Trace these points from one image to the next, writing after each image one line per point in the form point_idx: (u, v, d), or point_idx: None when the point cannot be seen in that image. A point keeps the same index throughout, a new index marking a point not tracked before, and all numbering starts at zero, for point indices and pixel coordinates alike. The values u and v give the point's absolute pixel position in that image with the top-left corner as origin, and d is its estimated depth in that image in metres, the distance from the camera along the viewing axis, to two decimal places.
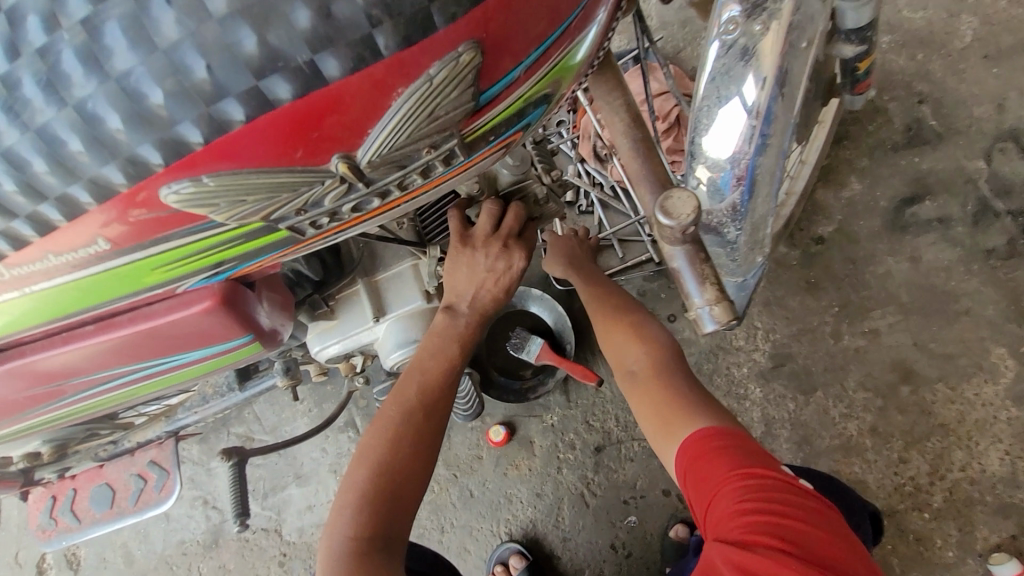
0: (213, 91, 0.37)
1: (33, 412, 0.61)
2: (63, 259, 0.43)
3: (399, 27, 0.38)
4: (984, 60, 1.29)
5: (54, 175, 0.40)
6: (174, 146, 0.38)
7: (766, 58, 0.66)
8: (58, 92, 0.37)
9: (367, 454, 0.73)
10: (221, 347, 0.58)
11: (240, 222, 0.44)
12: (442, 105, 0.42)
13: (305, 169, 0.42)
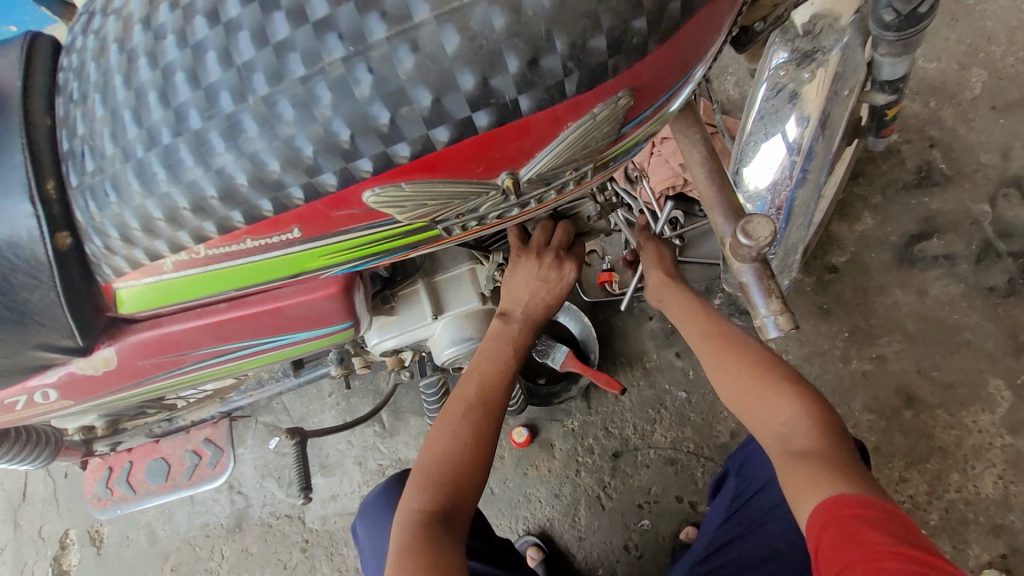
0: (404, 123, 0.39)
1: (135, 384, 0.62)
2: (217, 252, 0.46)
3: (584, 77, 0.40)
4: (992, 111, 1.39)
5: (222, 203, 0.42)
6: (349, 176, 0.41)
7: (808, 102, 0.76)
8: (239, 137, 0.40)
9: (432, 441, 0.80)
10: (328, 329, 0.61)
11: (412, 219, 0.46)
12: (596, 137, 0.44)
13: (463, 187, 0.44)
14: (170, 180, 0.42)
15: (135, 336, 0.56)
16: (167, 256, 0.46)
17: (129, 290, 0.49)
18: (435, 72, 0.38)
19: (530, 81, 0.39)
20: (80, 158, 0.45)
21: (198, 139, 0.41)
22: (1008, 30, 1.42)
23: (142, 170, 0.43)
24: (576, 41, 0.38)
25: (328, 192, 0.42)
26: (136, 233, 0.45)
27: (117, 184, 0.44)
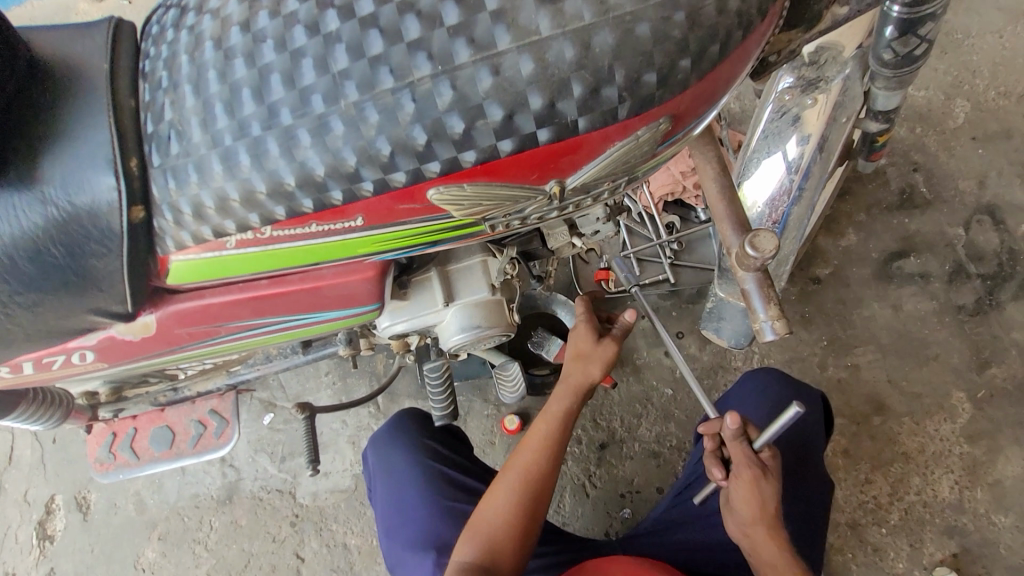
0: (476, 134, 0.43)
1: (166, 352, 0.65)
2: (281, 234, 0.49)
3: (635, 103, 0.44)
4: (972, 141, 1.47)
5: (297, 188, 0.46)
6: (417, 174, 0.45)
7: (810, 125, 0.81)
8: (326, 132, 0.44)
9: (483, 499, 0.90)
10: (355, 310, 0.65)
11: (464, 216, 0.50)
12: (636, 155, 0.49)
13: (514, 191, 0.48)
14: (252, 165, 0.46)
15: (177, 305, 0.59)
16: (231, 235, 0.49)
17: (186, 264, 0.52)
18: (508, 94, 0.42)
19: (590, 106, 0.43)
20: (165, 140, 0.48)
21: (285, 133, 0.45)
22: (992, 65, 1.51)
23: (227, 156, 0.46)
24: (634, 75, 0.43)
25: (393, 188, 0.46)
26: (209, 211, 0.48)
27: (200, 166, 0.47)
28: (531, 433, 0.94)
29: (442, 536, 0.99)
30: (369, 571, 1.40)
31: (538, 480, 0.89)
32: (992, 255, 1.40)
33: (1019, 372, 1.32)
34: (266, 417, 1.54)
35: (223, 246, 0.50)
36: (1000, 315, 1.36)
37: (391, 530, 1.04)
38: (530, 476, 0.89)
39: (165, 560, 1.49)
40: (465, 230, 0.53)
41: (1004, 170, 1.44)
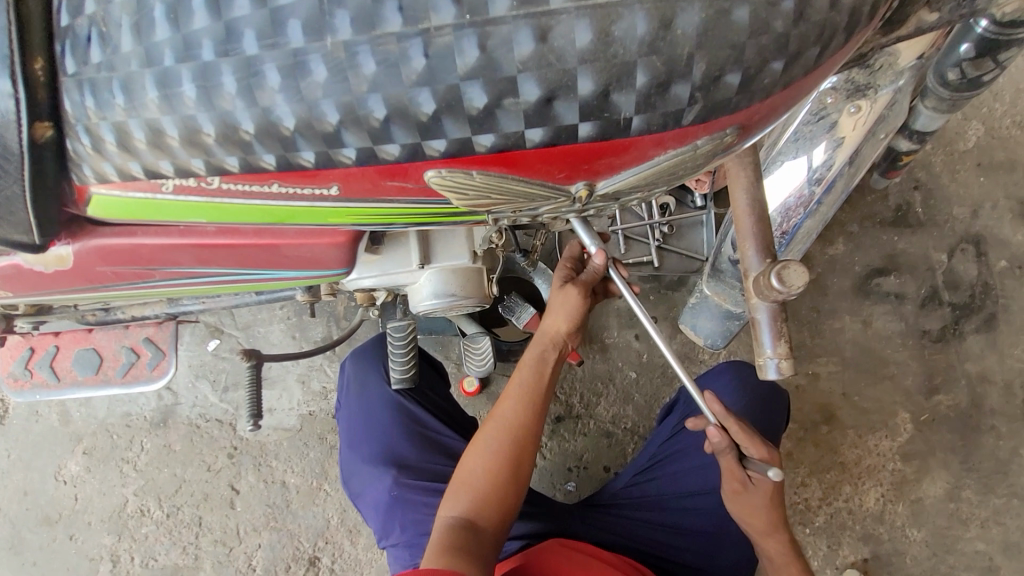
0: (502, 112, 0.35)
1: (87, 289, 0.56)
2: (235, 188, 0.40)
3: (705, 107, 0.36)
4: (976, 167, 1.44)
5: (256, 138, 0.36)
6: (416, 147, 0.36)
7: (844, 136, 0.73)
8: (301, 73, 0.34)
9: (465, 455, 0.86)
10: (318, 274, 0.56)
11: (469, 206, 0.41)
12: (685, 166, 0.41)
13: (533, 188, 0.40)
14: (198, 97, 0.35)
15: (100, 240, 0.50)
16: (168, 178, 0.39)
17: (111, 200, 0.42)
18: (554, 69, 0.33)
19: (650, 103, 0.35)
20: (84, 42, 0.37)
21: (246, 66, 0.34)
22: (1016, 90, 1.45)
23: (164, 79, 0.35)
24: (713, 73, 0.35)
25: (383, 161, 0.37)
26: (138, 146, 0.37)
27: (127, 86, 0.36)
28: (510, 385, 0.88)
29: (404, 457, 0.97)
30: (305, 512, 1.38)
31: (523, 435, 0.85)
32: (967, 286, 1.41)
33: (963, 402, 1.37)
34: (210, 342, 1.45)
35: (159, 189, 0.41)
36: (959, 345, 1.39)
37: (354, 441, 1.00)
38: (513, 431, 0.85)
39: (89, 475, 1.42)
40: (464, 216, 0.45)
41: (998, 203, 1.43)
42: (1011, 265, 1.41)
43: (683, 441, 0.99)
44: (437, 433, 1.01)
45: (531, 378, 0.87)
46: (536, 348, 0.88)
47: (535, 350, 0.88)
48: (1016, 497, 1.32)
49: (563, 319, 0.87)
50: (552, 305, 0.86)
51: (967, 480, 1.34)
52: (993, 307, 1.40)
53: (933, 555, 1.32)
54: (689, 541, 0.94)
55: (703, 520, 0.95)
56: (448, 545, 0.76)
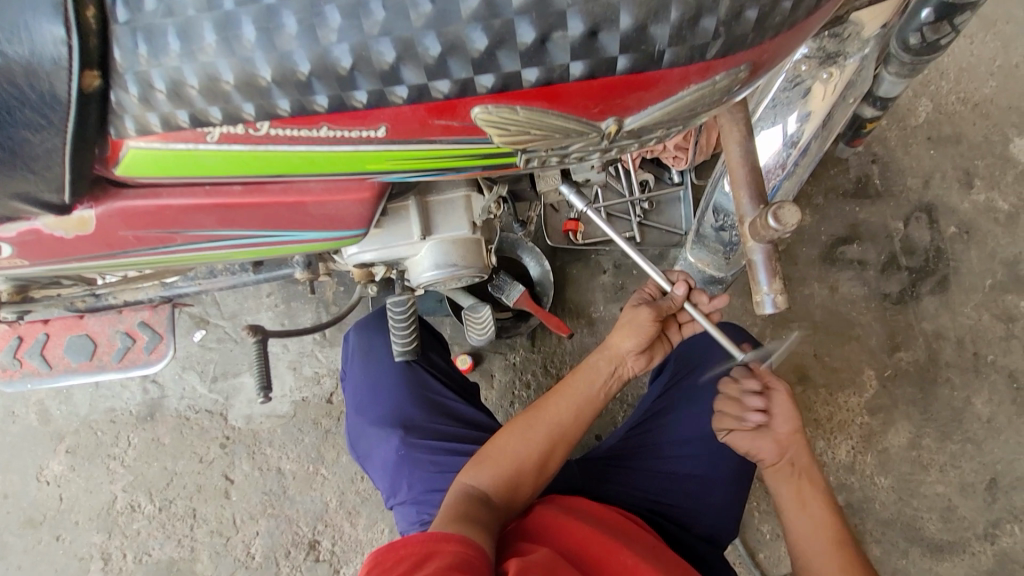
0: (546, 48, 0.38)
1: (105, 255, 0.56)
2: (285, 133, 0.42)
3: (725, 42, 0.40)
4: (927, 141, 1.56)
5: (313, 78, 0.38)
6: (463, 84, 0.39)
7: (815, 102, 0.79)
8: (361, 14, 0.37)
9: (500, 433, 0.89)
10: (337, 234, 0.57)
11: (505, 143, 0.44)
12: (700, 104, 0.45)
13: (567, 124, 0.43)
14: (260, 40, 0.37)
15: (124, 202, 0.50)
16: (215, 126, 0.41)
17: (147, 153, 0.43)
18: (597, 6, 0.37)
19: (681, 38, 0.39)
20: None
21: (310, 7, 0.37)
22: (958, 69, 1.57)
23: (225, 24, 0.37)
24: (736, 10, 0.39)
25: (432, 99, 0.40)
26: (193, 92, 0.39)
27: (186, 31, 0.38)
28: (563, 385, 0.91)
29: (411, 418, 1.01)
30: (303, 497, 1.38)
31: (561, 434, 0.88)
32: (921, 251, 1.52)
33: (922, 357, 1.48)
34: (196, 333, 1.43)
35: (202, 139, 0.42)
36: (916, 306, 1.50)
37: (362, 405, 1.04)
38: (551, 428, 0.87)
39: (74, 474, 1.39)
40: (496, 160, 0.47)
41: (946, 173, 1.54)
42: (959, 230, 1.52)
43: (677, 392, 1.05)
44: (440, 395, 1.05)
45: (586, 386, 0.90)
46: (597, 358, 0.91)
47: (595, 361, 0.91)
48: (970, 443, 1.44)
49: (632, 338, 0.90)
50: (623, 322, 0.91)
51: (927, 429, 1.45)
52: (944, 269, 1.51)
53: (899, 499, 1.43)
54: (682, 485, 0.99)
55: (696, 465, 1.00)
56: (458, 510, 0.79)
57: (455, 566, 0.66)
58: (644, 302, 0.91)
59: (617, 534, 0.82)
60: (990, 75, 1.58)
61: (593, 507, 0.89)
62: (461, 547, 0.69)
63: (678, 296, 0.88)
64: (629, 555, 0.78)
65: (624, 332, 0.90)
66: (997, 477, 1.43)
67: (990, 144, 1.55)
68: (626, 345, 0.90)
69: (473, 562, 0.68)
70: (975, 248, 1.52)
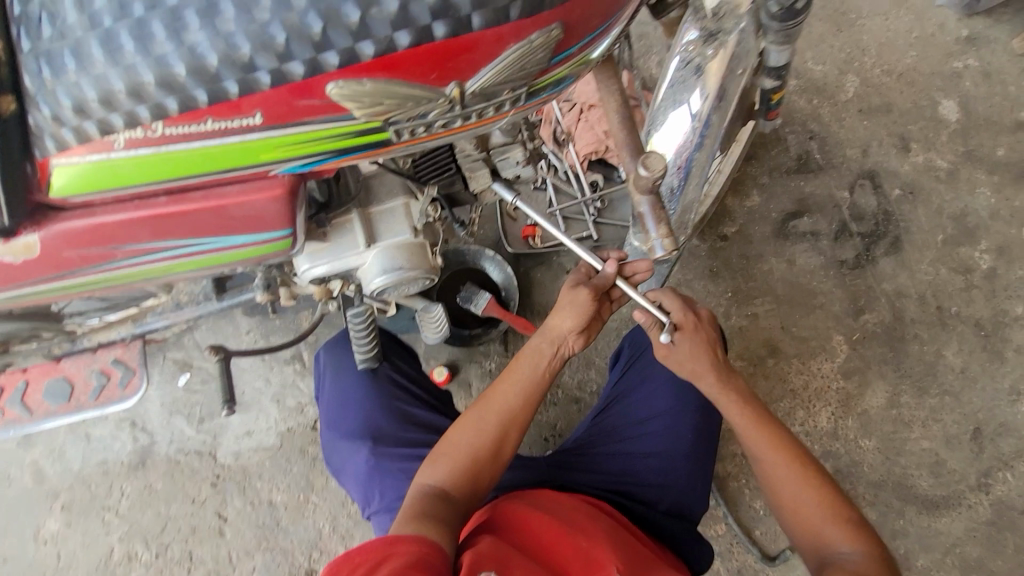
0: (359, 29, 0.43)
1: (59, 276, 0.62)
2: (176, 131, 0.48)
3: (524, 7, 0.45)
4: (859, 113, 1.63)
5: (187, 77, 0.45)
6: (312, 67, 0.45)
7: (710, 77, 0.87)
8: (213, 18, 0.43)
9: (454, 428, 0.91)
10: (265, 235, 0.62)
11: (368, 117, 0.49)
12: (531, 63, 0.49)
13: (413, 91, 0.47)
14: (139, 52, 0.45)
15: (61, 223, 0.56)
16: (119, 131, 0.48)
17: (68, 168, 0.51)
18: None
19: (481, 3, 0.44)
20: (37, 24, 0.48)
21: (172, 17, 0.44)
22: (878, 45, 1.67)
23: (108, 39, 0.45)
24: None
25: (291, 81, 0.45)
26: (92, 104, 0.47)
27: (79, 51, 0.46)
28: (508, 373, 0.95)
29: (379, 428, 1.04)
30: (296, 526, 1.39)
31: (511, 419, 0.91)
32: (870, 215, 1.57)
33: (887, 317, 1.51)
34: (181, 377, 1.47)
35: (111, 147, 0.49)
36: (874, 268, 1.54)
37: (332, 420, 1.06)
38: (500, 413, 0.91)
39: (70, 530, 1.40)
40: (370, 139, 0.52)
41: (883, 140, 1.61)
42: (903, 191, 1.58)
43: (632, 374, 1.09)
44: (407, 405, 1.08)
45: (531, 369, 0.94)
46: (535, 344, 0.96)
47: (538, 344, 0.95)
48: (947, 395, 1.46)
49: (566, 319, 0.95)
50: (562, 303, 0.95)
51: (903, 386, 1.47)
52: (895, 231, 1.56)
53: (886, 459, 1.44)
54: (645, 463, 1.00)
55: (656, 442, 1.01)
56: (418, 508, 0.81)
57: (413, 566, 0.68)
58: (581, 283, 0.96)
59: (576, 521, 0.83)
60: (908, 46, 1.67)
61: (556, 495, 0.90)
62: (417, 545, 0.71)
63: (608, 274, 0.93)
64: (585, 541, 0.78)
65: (562, 313, 0.95)
66: (981, 426, 1.44)
67: (920, 109, 1.63)
68: (564, 325, 0.95)
69: (430, 561, 0.70)
70: (921, 207, 1.57)
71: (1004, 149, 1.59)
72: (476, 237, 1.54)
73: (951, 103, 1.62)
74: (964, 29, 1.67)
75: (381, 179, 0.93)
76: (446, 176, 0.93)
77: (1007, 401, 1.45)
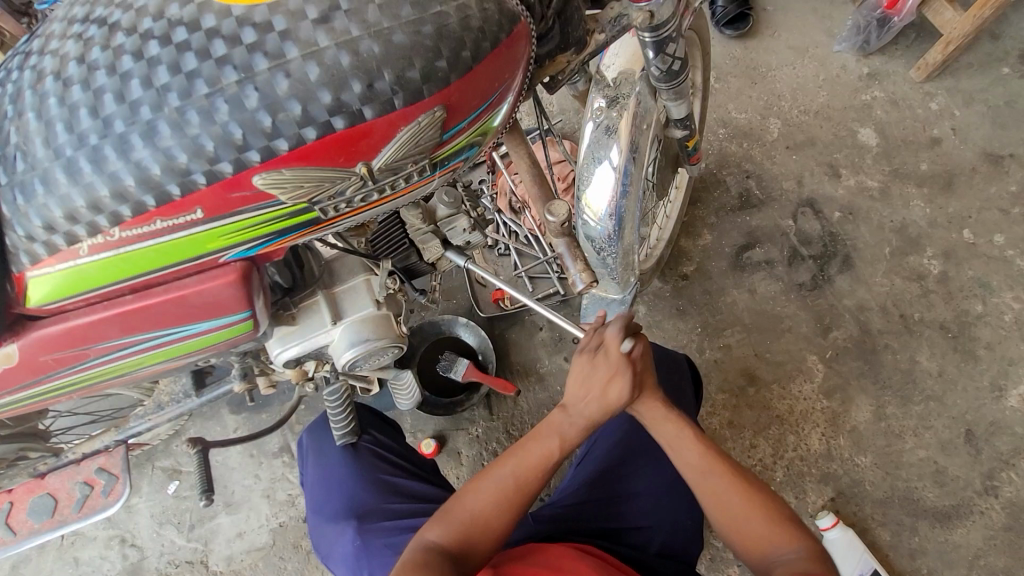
0: (271, 130, 0.52)
1: (39, 381, 0.68)
2: (129, 233, 0.56)
3: (407, 97, 0.55)
4: (787, 149, 1.78)
5: (136, 187, 0.53)
6: (238, 165, 0.53)
7: (623, 133, 0.97)
8: (152, 138, 0.52)
9: (466, 489, 0.87)
10: (225, 320, 0.68)
11: (294, 201, 0.57)
12: (424, 139, 0.58)
13: (326, 174, 0.56)
14: (96, 172, 0.53)
15: (38, 330, 0.62)
16: (83, 240, 0.56)
17: (43, 277, 0.58)
18: (301, 92, 0.52)
19: (369, 99, 0.53)
20: (12, 161, 0.56)
21: (121, 141, 0.53)
22: (792, 90, 1.85)
23: (70, 166, 0.54)
24: (400, 73, 0.53)
25: (221, 179, 0.54)
26: (59, 220, 0.55)
27: (48, 179, 0.55)
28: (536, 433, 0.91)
29: (364, 505, 1.03)
30: None
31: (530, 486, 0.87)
32: (817, 239, 1.66)
33: (855, 332, 1.55)
34: (170, 485, 1.47)
35: (78, 253, 0.57)
36: (832, 287, 1.60)
37: (318, 504, 1.06)
38: (520, 491, 0.86)
39: None
40: (300, 220, 0.60)
41: (814, 171, 1.74)
42: (844, 213, 1.68)
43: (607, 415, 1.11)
44: (391, 477, 1.09)
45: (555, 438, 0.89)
46: (563, 421, 0.89)
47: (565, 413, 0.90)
48: (931, 400, 1.47)
49: (591, 397, 0.88)
50: (598, 381, 0.88)
51: (886, 397, 1.48)
52: (844, 249, 1.64)
53: (887, 474, 1.42)
54: (631, 505, 1.01)
55: (639, 482, 1.03)
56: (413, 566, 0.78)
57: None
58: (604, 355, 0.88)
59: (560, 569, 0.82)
60: (819, 88, 1.85)
61: (541, 546, 0.89)
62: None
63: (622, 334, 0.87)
64: None
65: (588, 385, 0.88)
66: (972, 427, 1.44)
67: (841, 139, 1.77)
68: (599, 398, 0.88)
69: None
70: (863, 225, 1.67)
71: (926, 163, 1.71)
72: (450, 306, 1.60)
73: (868, 130, 1.78)
74: (865, 67, 1.85)
75: (342, 261, 1.00)
76: (399, 250, 1.03)
77: (991, 398, 1.46)
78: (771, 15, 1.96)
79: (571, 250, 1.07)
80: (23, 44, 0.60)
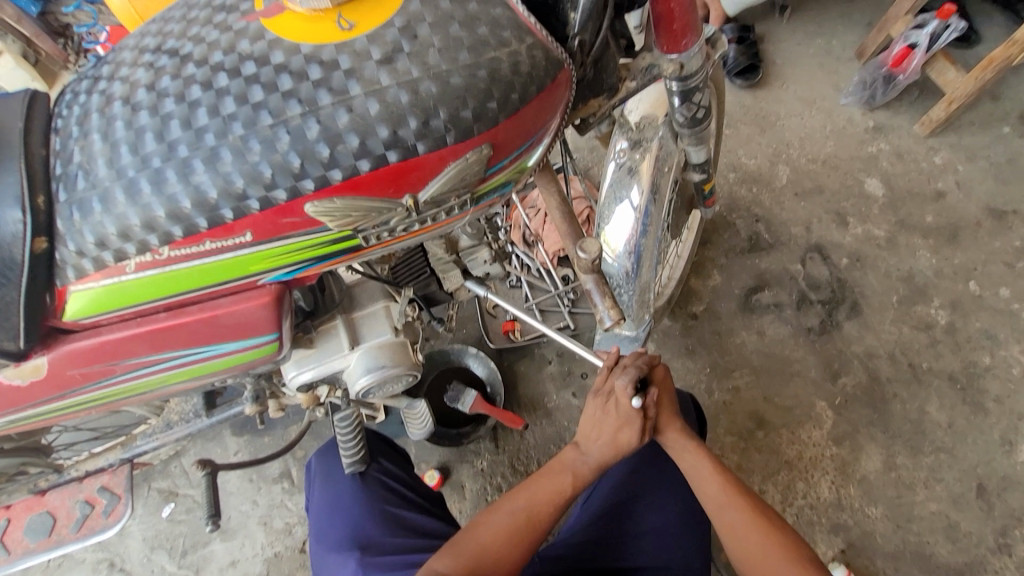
0: (328, 161, 0.54)
1: (62, 395, 0.67)
2: (178, 253, 0.57)
3: (458, 135, 0.57)
4: (795, 196, 1.82)
5: (192, 210, 0.55)
6: (293, 192, 0.55)
7: (644, 174, 1.00)
8: (213, 163, 0.54)
9: (479, 524, 0.86)
10: (252, 341, 0.68)
11: (340, 228, 0.59)
12: (469, 174, 0.60)
13: (375, 204, 0.58)
14: (154, 192, 0.55)
15: (69, 344, 0.63)
16: (131, 257, 0.57)
17: (86, 292, 0.59)
18: (360, 126, 0.54)
19: (424, 134, 0.55)
20: (72, 179, 0.58)
21: (181, 164, 0.54)
22: (800, 139, 1.91)
23: (129, 186, 0.55)
24: (455, 112, 0.56)
25: (274, 205, 0.55)
26: (111, 237, 0.56)
27: (105, 197, 0.56)
28: (544, 475, 0.91)
29: (367, 536, 1.00)
30: None
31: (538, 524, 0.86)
32: (826, 284, 1.68)
33: (864, 379, 1.55)
34: (165, 508, 1.43)
35: (124, 270, 0.58)
36: (840, 332, 1.61)
37: (321, 532, 1.04)
38: (532, 526, 0.85)
39: None
40: (342, 246, 0.61)
41: (822, 218, 1.78)
42: (851, 260, 1.71)
43: None
44: (397, 509, 1.06)
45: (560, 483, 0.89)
46: (574, 459, 0.91)
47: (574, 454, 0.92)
48: (942, 452, 1.45)
49: (596, 442, 0.91)
50: (602, 424, 0.91)
51: (896, 447, 1.47)
52: (851, 296, 1.66)
53: (898, 527, 1.39)
54: (640, 544, 0.98)
55: (649, 519, 1.01)
56: None
57: None
58: (609, 397, 0.91)
59: None
60: (826, 138, 1.91)
61: None
62: None
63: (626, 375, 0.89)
64: None
65: (592, 428, 0.92)
66: (983, 481, 1.42)
67: (848, 189, 1.82)
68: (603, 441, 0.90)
69: None
70: (871, 272, 1.69)
71: (931, 216, 1.75)
72: (460, 336, 1.61)
73: (875, 181, 1.82)
74: (870, 120, 1.92)
75: (363, 286, 1.01)
76: (421, 279, 1.05)
77: (1002, 453, 1.45)
78: (779, 68, 2.04)
79: (597, 287, 1.06)
80: (90, 68, 0.62)
